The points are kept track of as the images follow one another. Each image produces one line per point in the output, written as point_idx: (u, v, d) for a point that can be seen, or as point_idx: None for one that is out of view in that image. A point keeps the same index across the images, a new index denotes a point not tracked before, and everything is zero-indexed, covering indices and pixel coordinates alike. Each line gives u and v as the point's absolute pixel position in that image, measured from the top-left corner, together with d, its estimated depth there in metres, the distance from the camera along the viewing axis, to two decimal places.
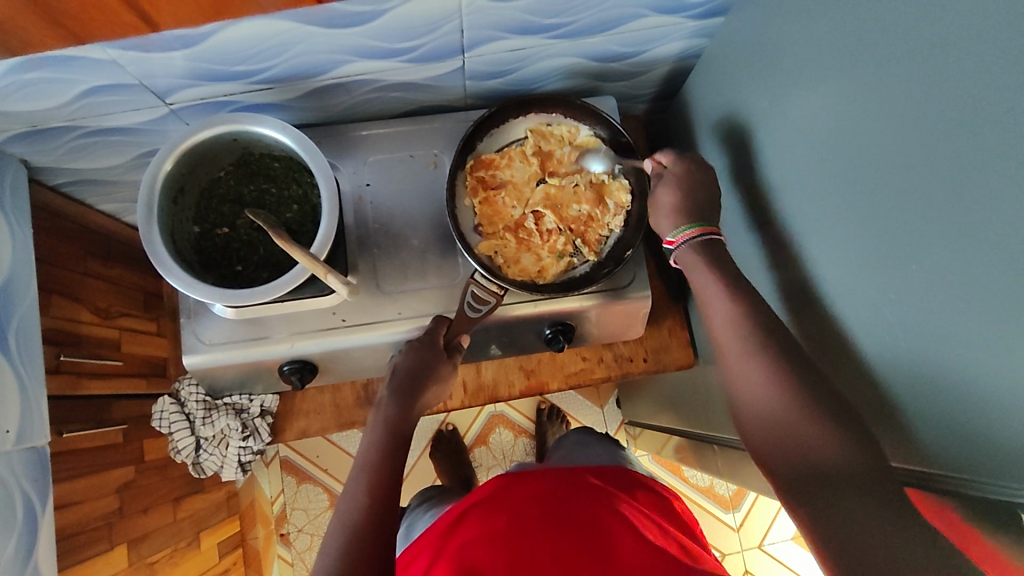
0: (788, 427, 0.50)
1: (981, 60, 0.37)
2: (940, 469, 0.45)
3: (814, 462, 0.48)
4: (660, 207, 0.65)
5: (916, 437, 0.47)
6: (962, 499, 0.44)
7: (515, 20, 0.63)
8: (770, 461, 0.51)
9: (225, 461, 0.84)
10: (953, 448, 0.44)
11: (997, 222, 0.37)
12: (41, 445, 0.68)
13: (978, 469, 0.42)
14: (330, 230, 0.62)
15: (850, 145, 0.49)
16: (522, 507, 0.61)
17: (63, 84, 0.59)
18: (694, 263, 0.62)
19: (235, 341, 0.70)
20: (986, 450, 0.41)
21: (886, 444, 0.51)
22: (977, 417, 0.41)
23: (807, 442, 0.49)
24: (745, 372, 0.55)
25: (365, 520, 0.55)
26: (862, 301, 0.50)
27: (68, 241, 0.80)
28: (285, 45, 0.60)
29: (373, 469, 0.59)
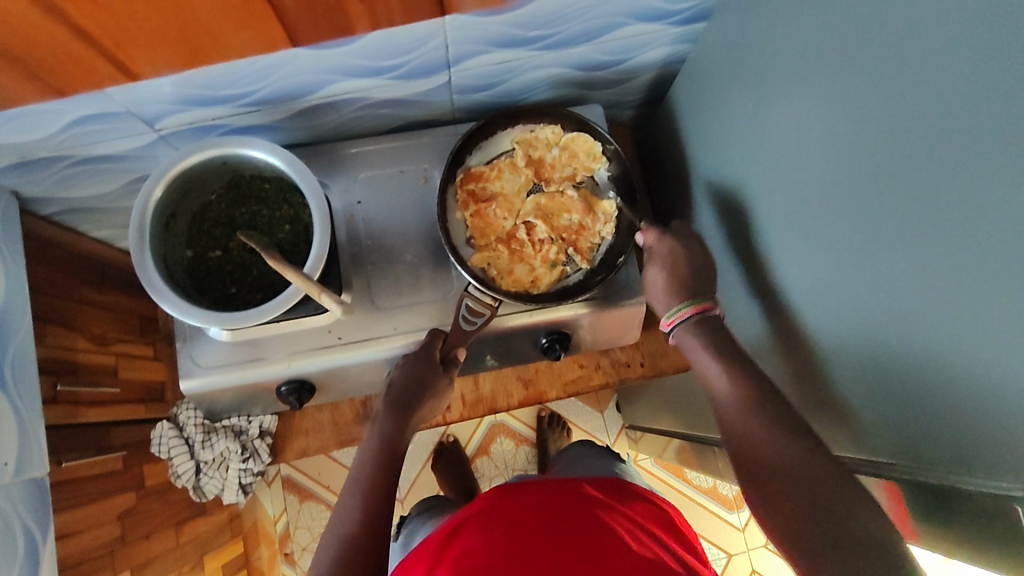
0: (772, 441, 0.53)
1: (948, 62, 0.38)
2: (910, 462, 0.46)
3: (785, 468, 0.51)
4: (653, 286, 0.69)
5: (896, 433, 0.47)
6: (926, 490, 0.44)
7: (499, 34, 0.64)
8: (752, 472, 0.53)
9: (226, 483, 0.83)
10: (928, 440, 0.44)
11: (970, 217, 0.37)
12: (41, 476, 0.67)
13: (948, 460, 0.42)
14: (322, 249, 0.62)
15: (830, 145, 0.50)
16: (511, 517, 0.62)
17: (51, 115, 0.59)
18: (691, 343, 0.64)
19: (231, 363, 0.70)
20: (956, 441, 0.42)
21: (865, 438, 0.51)
22: (952, 412, 0.41)
23: (779, 452, 0.52)
24: (722, 392, 0.59)
25: (357, 533, 0.56)
26: (847, 300, 0.50)
27: (61, 269, 0.80)
28: (271, 68, 0.60)
29: (367, 483, 0.61)
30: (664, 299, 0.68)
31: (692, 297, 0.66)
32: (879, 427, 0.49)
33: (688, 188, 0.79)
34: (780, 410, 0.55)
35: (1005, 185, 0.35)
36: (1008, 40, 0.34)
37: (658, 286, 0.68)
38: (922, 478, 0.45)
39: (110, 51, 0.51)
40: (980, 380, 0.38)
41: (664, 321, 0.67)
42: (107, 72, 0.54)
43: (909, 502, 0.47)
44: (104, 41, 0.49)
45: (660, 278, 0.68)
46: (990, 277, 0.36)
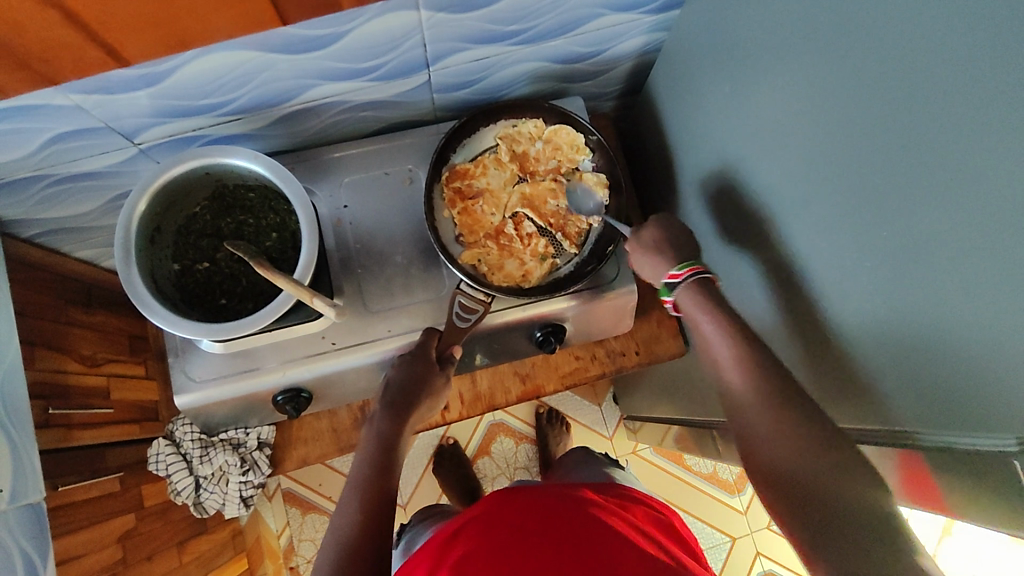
0: (785, 437, 0.52)
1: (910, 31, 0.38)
2: (914, 428, 0.47)
3: (792, 459, 0.51)
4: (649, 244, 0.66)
5: (892, 400, 0.48)
6: (932, 454, 0.45)
7: (475, 30, 0.64)
8: (770, 473, 0.53)
9: (226, 497, 0.81)
10: (929, 406, 0.44)
11: (950, 170, 0.37)
12: (37, 501, 0.66)
13: (950, 424, 0.43)
14: (312, 254, 0.62)
15: (811, 120, 0.50)
16: (507, 517, 0.63)
17: (28, 134, 0.58)
18: (693, 307, 0.62)
19: (225, 376, 0.70)
20: (951, 403, 0.42)
21: (868, 411, 0.52)
22: (942, 372, 0.42)
23: (786, 440, 0.52)
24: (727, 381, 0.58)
25: (358, 535, 0.57)
26: (836, 273, 0.51)
27: (47, 291, 0.78)
28: (249, 75, 0.60)
29: (366, 484, 0.61)
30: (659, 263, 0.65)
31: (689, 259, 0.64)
32: (882, 397, 0.49)
33: (672, 175, 0.79)
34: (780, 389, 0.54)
35: (985, 135, 0.35)
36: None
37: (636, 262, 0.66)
38: (919, 445, 0.46)
39: (87, 55, 0.50)
40: (972, 333, 0.38)
41: (669, 276, 0.64)
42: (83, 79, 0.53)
43: (914, 469, 0.47)
44: (77, 44, 0.48)
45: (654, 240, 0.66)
46: (975, 228, 0.37)
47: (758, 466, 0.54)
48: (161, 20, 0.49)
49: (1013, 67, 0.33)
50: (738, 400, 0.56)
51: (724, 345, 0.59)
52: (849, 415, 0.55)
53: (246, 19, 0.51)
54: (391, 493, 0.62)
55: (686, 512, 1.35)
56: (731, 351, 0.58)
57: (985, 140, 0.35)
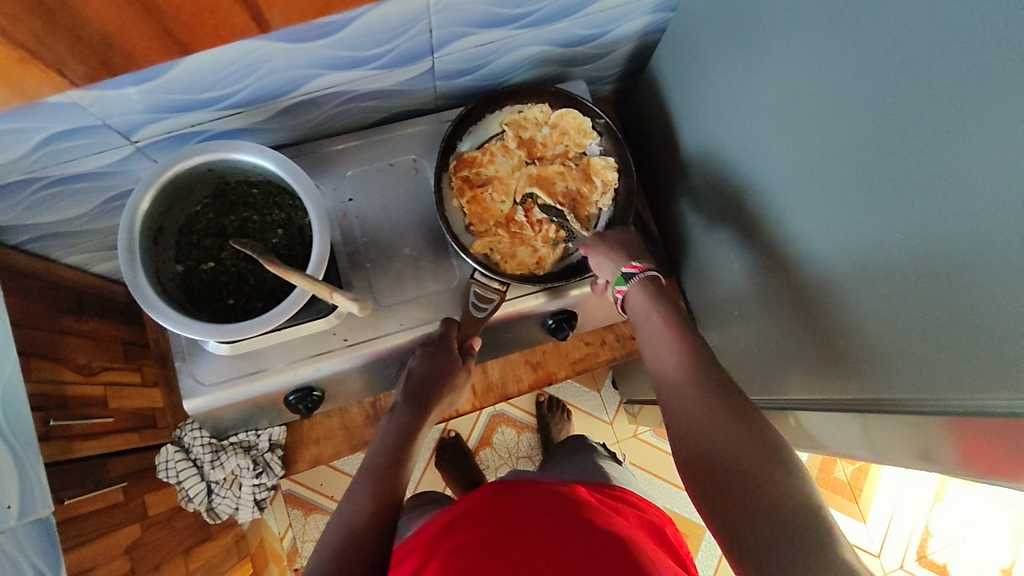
0: (717, 421, 0.53)
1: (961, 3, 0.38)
2: (925, 394, 0.47)
3: (715, 449, 0.51)
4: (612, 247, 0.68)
5: (900, 364, 0.49)
6: (954, 416, 0.45)
7: (482, 14, 0.63)
8: (699, 459, 0.52)
9: (240, 501, 0.79)
10: (941, 366, 0.45)
11: (991, 146, 0.38)
12: (46, 515, 0.64)
13: (961, 382, 0.44)
14: (323, 250, 0.60)
15: (832, 96, 0.50)
16: (504, 517, 0.65)
17: (20, 134, 0.55)
18: (642, 304, 0.64)
19: (234, 378, 0.68)
20: (967, 364, 0.43)
21: (873, 378, 0.53)
22: (970, 340, 0.42)
23: (715, 428, 0.53)
24: (665, 368, 0.60)
25: (366, 522, 0.55)
26: (854, 247, 0.51)
27: (39, 299, 0.75)
28: (251, 66, 0.58)
29: (380, 474, 0.60)
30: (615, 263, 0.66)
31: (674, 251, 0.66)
32: (892, 368, 0.50)
33: (677, 157, 0.79)
34: (721, 383, 0.56)
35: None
36: None
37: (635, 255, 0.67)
38: (947, 409, 0.46)
39: (80, 57, 0.47)
40: (1000, 308, 0.39)
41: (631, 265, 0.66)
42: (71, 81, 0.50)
43: (932, 435, 0.48)
44: (64, 49, 0.46)
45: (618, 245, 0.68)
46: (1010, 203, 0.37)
47: (688, 452, 0.54)
48: (162, 20, 0.46)
49: None
50: (675, 386, 0.58)
51: (669, 337, 0.61)
52: (855, 388, 0.56)
53: (253, 13, 0.49)
54: (404, 485, 0.61)
55: (687, 492, 1.37)
56: (671, 343, 0.60)
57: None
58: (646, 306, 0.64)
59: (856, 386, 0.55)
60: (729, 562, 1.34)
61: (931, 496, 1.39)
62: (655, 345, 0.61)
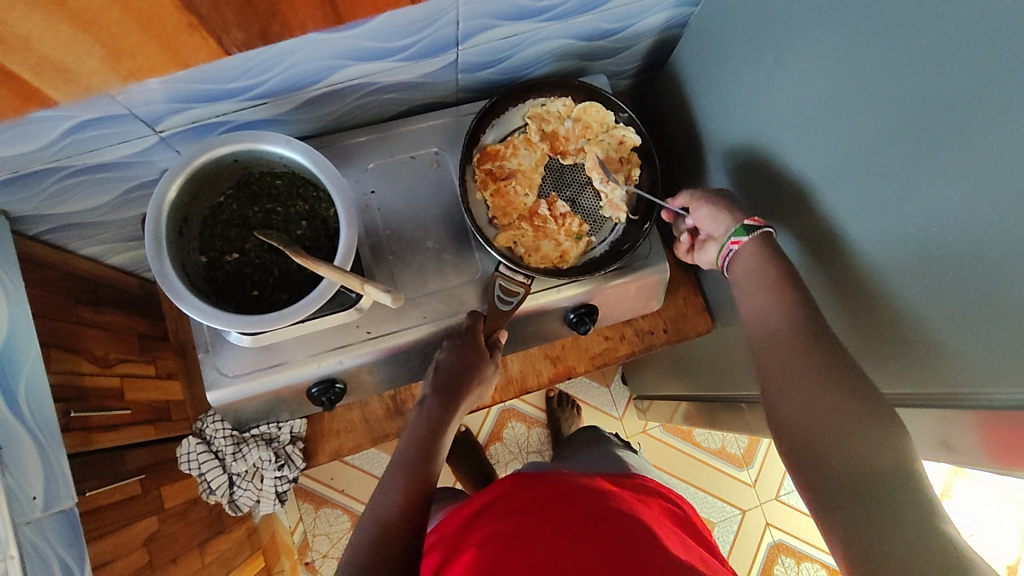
0: (817, 390, 0.52)
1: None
2: (969, 387, 0.48)
3: (819, 425, 0.51)
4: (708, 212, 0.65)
5: (942, 357, 0.49)
6: (995, 409, 0.46)
7: (508, 6, 0.62)
8: (796, 424, 0.52)
9: (261, 495, 0.78)
10: (984, 360, 0.45)
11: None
12: (70, 507, 0.63)
13: (1007, 376, 0.44)
14: (351, 241, 0.60)
15: (862, 90, 0.50)
16: (534, 507, 0.66)
17: (47, 123, 0.55)
18: (751, 266, 0.60)
19: (258, 370, 0.68)
20: (1009, 359, 0.43)
21: (915, 370, 0.53)
22: (1011, 333, 0.42)
23: (816, 402, 0.51)
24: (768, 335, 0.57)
25: (398, 516, 0.57)
26: (887, 241, 0.51)
27: (57, 290, 0.75)
28: (278, 57, 0.58)
29: (410, 466, 0.61)
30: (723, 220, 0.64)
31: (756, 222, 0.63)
32: (934, 362, 0.50)
33: (698, 151, 0.79)
34: (822, 348, 0.53)
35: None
36: None
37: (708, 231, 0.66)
38: (985, 403, 0.47)
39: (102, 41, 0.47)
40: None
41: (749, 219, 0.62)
42: (94, 69, 0.50)
43: (977, 428, 0.48)
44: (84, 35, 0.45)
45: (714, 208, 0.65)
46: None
47: (785, 414, 0.53)
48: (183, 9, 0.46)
49: None
50: (772, 352, 0.56)
51: (776, 305, 0.57)
52: (897, 382, 0.56)
53: None
54: (433, 478, 0.62)
55: (697, 487, 1.38)
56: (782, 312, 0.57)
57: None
58: (746, 269, 0.60)
59: (898, 379, 0.55)
60: (739, 557, 1.35)
61: (939, 493, 1.40)
62: (762, 309, 0.58)
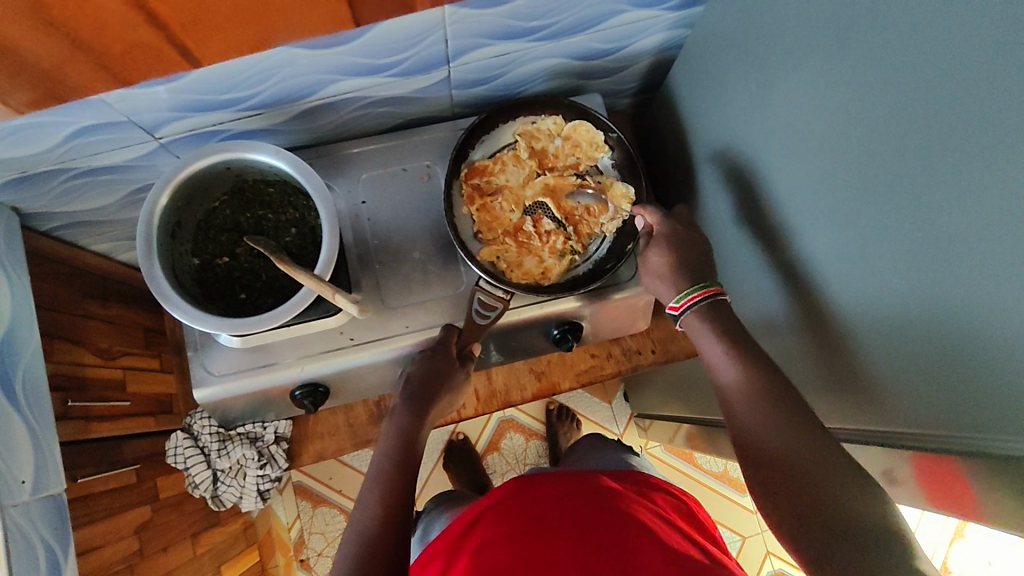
0: (778, 432, 0.53)
1: (965, 40, 0.38)
2: (936, 429, 0.47)
3: (799, 462, 0.51)
4: (654, 270, 0.67)
5: (914, 402, 0.48)
6: (950, 452, 0.45)
7: (499, 26, 0.63)
8: (767, 464, 0.53)
9: (243, 491, 0.82)
10: (956, 406, 0.44)
11: (1010, 178, 0.36)
12: (58, 492, 0.67)
13: (977, 423, 0.43)
14: (332, 249, 0.61)
15: (840, 119, 0.50)
16: (525, 513, 0.65)
17: (51, 128, 0.58)
18: (699, 328, 0.63)
19: (244, 370, 0.70)
20: (977, 406, 0.42)
21: (888, 412, 0.52)
22: (978, 378, 0.42)
23: (785, 443, 0.53)
24: (721, 370, 0.60)
25: (377, 530, 0.58)
26: (866, 276, 0.50)
27: (64, 284, 0.79)
28: (271, 70, 0.60)
29: (386, 478, 0.62)
30: (670, 285, 0.65)
31: (702, 281, 0.64)
32: (903, 402, 0.49)
33: (691, 173, 0.79)
34: None
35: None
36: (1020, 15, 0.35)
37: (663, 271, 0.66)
38: (948, 444, 0.46)
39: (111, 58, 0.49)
40: (1013, 345, 0.38)
41: (672, 305, 0.65)
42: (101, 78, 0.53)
43: (929, 472, 0.48)
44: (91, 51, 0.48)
45: (661, 261, 0.66)
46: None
47: (755, 455, 0.55)
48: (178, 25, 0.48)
49: None
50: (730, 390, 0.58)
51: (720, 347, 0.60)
52: (867, 418, 0.55)
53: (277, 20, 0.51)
54: (411, 489, 0.63)
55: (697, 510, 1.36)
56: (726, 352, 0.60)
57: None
58: (697, 326, 0.63)
59: (869, 415, 0.55)
60: None
61: (951, 533, 1.35)
62: (713, 355, 0.61)
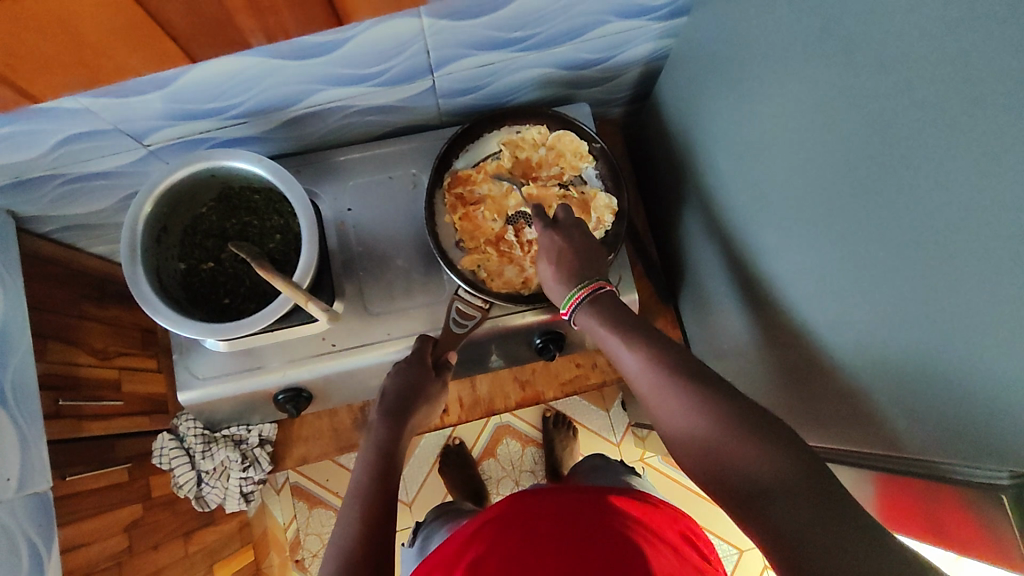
0: (738, 444, 0.47)
1: (922, 59, 0.37)
2: (906, 452, 0.46)
3: (752, 477, 0.45)
4: (545, 278, 0.65)
5: (880, 424, 0.47)
6: (920, 477, 0.44)
7: (480, 37, 0.64)
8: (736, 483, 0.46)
9: (227, 492, 0.85)
10: (919, 429, 0.43)
11: (967, 199, 0.36)
12: (43, 490, 0.68)
13: (939, 448, 0.42)
14: (311, 257, 0.62)
15: (811, 135, 0.49)
16: (522, 523, 0.57)
17: (40, 135, 0.60)
18: (591, 325, 0.61)
19: (227, 374, 0.71)
20: (940, 430, 0.41)
21: (858, 433, 0.51)
22: (941, 401, 0.41)
23: (747, 456, 0.46)
24: (644, 372, 0.55)
25: (359, 544, 0.55)
26: (835, 294, 0.50)
27: (60, 285, 0.81)
28: (253, 80, 0.61)
29: (366, 492, 0.60)
30: (557, 288, 0.64)
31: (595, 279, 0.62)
32: (871, 424, 0.48)
33: (677, 184, 0.78)
34: None
35: (999, 168, 0.33)
36: (972, 36, 0.34)
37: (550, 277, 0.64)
38: (912, 466, 0.46)
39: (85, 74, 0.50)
40: (971, 369, 0.37)
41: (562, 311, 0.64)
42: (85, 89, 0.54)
43: (904, 497, 0.47)
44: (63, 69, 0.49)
45: (550, 269, 0.64)
46: (986, 262, 0.35)
47: (722, 475, 0.48)
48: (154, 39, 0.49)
49: (1010, 94, 0.32)
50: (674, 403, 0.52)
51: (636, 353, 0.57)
52: (839, 438, 0.54)
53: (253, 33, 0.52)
54: (392, 500, 0.61)
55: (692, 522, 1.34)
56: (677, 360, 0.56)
57: (997, 169, 0.33)
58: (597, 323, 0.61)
59: (842, 435, 0.54)
60: None
61: None
62: (625, 360, 0.57)
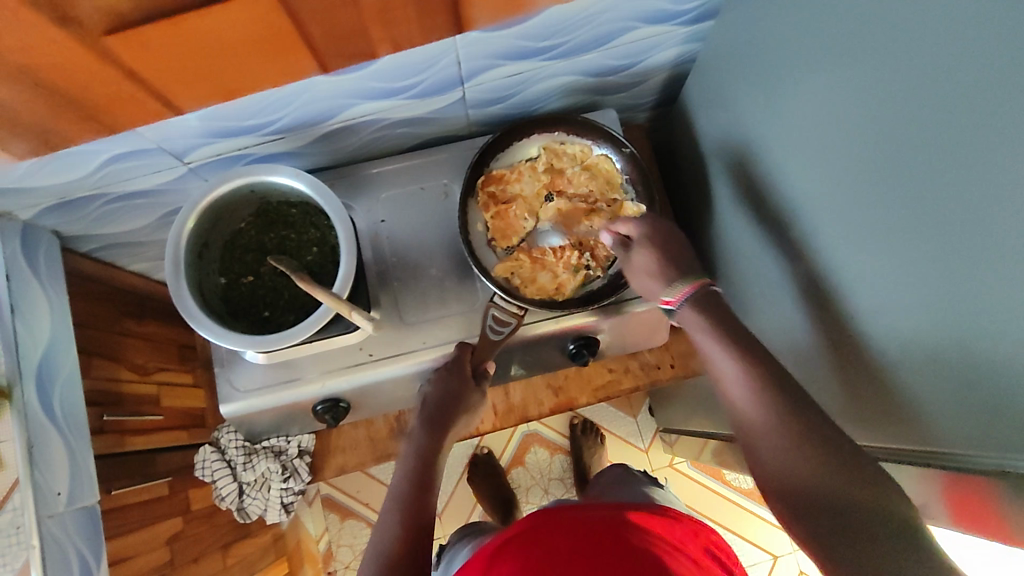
0: (784, 448, 0.50)
1: (959, 56, 0.37)
2: (952, 449, 0.45)
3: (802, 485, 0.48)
4: (639, 271, 0.64)
5: (928, 419, 0.47)
6: (961, 475, 0.44)
7: (510, 47, 0.65)
8: (784, 487, 0.50)
9: (268, 503, 0.87)
10: (965, 424, 0.43)
11: (1010, 193, 0.35)
12: (92, 504, 0.70)
13: (987, 443, 0.41)
14: (349, 268, 0.63)
15: (848, 131, 0.49)
16: (555, 535, 0.56)
17: (86, 156, 0.62)
18: (694, 323, 0.59)
19: (267, 386, 0.72)
20: (988, 427, 0.41)
21: (905, 429, 0.50)
22: (989, 396, 0.40)
23: (794, 462, 0.50)
24: (723, 375, 0.57)
25: (397, 551, 0.57)
26: (877, 291, 0.49)
27: (102, 303, 0.83)
28: (289, 98, 0.63)
29: (405, 500, 0.61)
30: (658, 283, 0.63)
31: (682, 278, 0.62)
32: (919, 419, 0.48)
33: (706, 187, 0.79)
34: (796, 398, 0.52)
35: None
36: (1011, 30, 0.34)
37: (650, 269, 0.63)
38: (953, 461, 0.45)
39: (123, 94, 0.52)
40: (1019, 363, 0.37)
41: (666, 302, 0.62)
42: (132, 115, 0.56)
43: (946, 493, 0.47)
44: (106, 88, 0.50)
45: (649, 261, 0.64)
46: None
47: (775, 478, 0.51)
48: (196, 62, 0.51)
49: None
50: (740, 411, 0.54)
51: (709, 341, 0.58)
52: (885, 435, 0.54)
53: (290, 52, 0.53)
54: (430, 508, 0.62)
55: (723, 527, 1.33)
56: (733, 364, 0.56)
57: None
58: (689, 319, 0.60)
59: (888, 433, 0.53)
60: None
61: None
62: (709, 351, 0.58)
